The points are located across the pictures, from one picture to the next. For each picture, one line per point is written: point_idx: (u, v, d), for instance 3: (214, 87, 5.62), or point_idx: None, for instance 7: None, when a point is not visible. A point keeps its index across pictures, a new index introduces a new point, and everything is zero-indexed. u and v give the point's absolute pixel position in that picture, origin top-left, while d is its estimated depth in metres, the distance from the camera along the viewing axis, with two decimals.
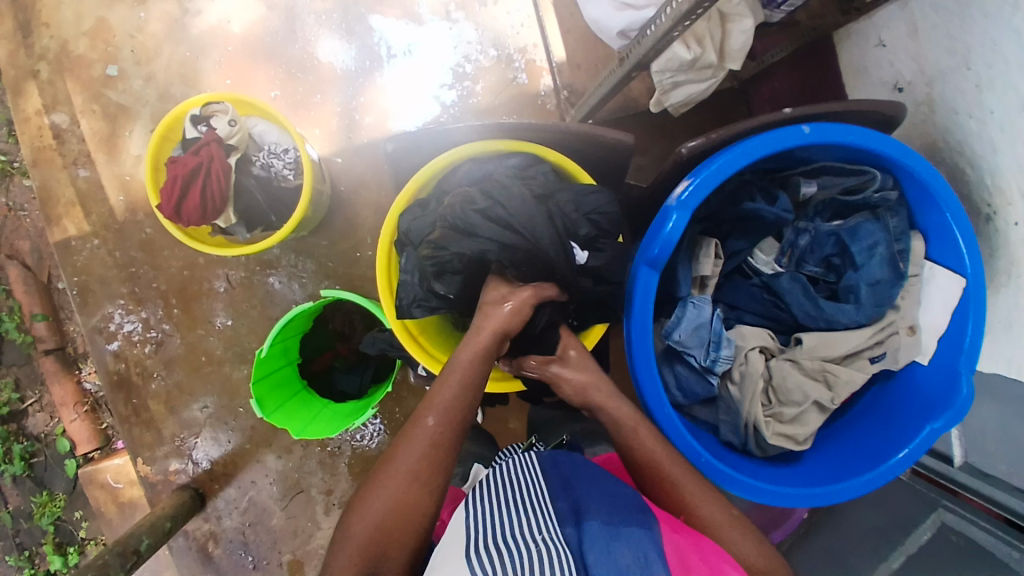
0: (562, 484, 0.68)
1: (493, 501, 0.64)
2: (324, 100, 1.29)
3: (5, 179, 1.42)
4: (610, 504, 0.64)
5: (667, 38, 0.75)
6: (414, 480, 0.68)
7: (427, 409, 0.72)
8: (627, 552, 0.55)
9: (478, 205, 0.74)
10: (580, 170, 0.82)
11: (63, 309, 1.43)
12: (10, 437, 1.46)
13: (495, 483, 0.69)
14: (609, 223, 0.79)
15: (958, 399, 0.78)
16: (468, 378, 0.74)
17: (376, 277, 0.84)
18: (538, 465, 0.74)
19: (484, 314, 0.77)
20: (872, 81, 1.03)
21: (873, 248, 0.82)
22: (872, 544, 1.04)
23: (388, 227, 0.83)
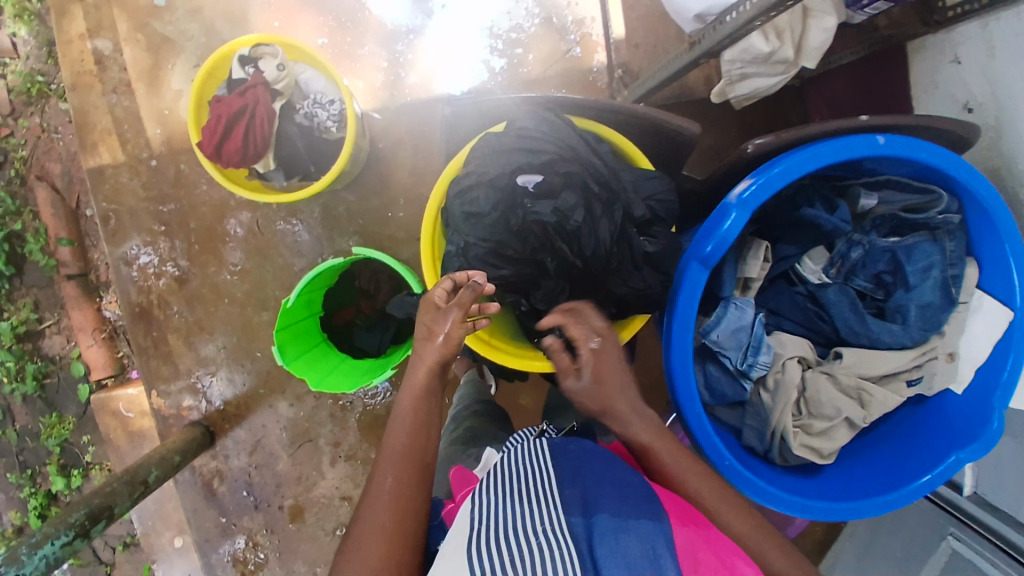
0: (573, 469, 0.66)
1: (501, 483, 0.62)
2: (372, 54, 1.26)
3: (41, 100, 1.40)
4: (621, 497, 0.60)
5: (748, 28, 0.72)
6: (389, 523, 0.63)
7: (384, 466, 0.68)
8: (637, 545, 0.53)
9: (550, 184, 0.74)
10: (640, 155, 0.80)
11: (89, 236, 1.43)
12: (25, 356, 1.47)
13: (505, 465, 0.66)
14: (662, 211, 0.77)
15: (988, 432, 0.78)
16: (421, 416, 0.73)
17: (418, 242, 0.80)
18: (546, 450, 0.69)
19: (439, 339, 0.75)
20: (940, 98, 0.99)
21: (927, 270, 0.80)
22: None
23: (436, 193, 0.80)
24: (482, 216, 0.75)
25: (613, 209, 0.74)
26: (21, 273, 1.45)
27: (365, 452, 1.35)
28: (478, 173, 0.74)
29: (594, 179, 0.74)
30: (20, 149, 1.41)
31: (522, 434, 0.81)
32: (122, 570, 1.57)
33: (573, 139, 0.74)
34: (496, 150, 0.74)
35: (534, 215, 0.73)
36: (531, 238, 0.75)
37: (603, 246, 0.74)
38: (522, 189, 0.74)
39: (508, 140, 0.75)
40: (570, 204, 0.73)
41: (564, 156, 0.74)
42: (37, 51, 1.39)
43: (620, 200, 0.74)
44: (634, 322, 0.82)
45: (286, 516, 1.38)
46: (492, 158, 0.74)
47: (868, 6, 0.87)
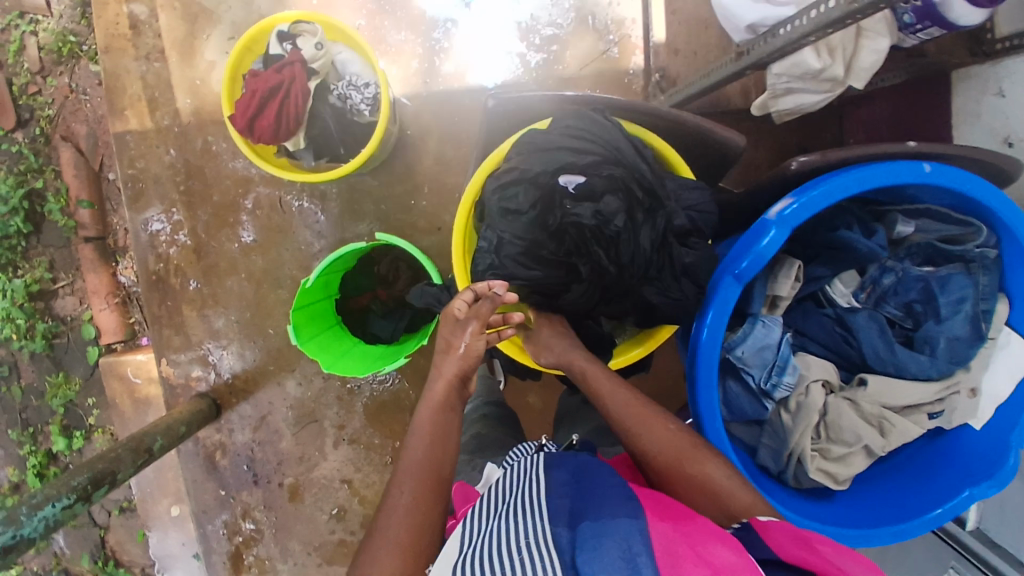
0: (561, 479, 0.65)
1: (492, 512, 0.61)
2: (408, 39, 1.25)
3: (72, 61, 1.40)
4: (606, 502, 0.59)
5: (801, 42, 0.71)
6: (403, 542, 0.61)
7: (401, 477, 0.67)
8: (614, 547, 0.51)
9: (593, 186, 0.74)
10: (683, 165, 0.79)
11: (109, 200, 1.43)
12: (36, 314, 1.47)
13: (498, 491, 0.66)
14: (698, 221, 0.77)
15: (1003, 470, 0.77)
16: (441, 428, 0.72)
17: (452, 231, 0.81)
18: (542, 464, 0.68)
19: (457, 352, 0.77)
20: (980, 131, 0.98)
21: (959, 303, 0.79)
22: None
23: (474, 183, 0.80)
24: (520, 213, 0.76)
25: (652, 217, 0.74)
26: (39, 232, 1.45)
27: (369, 437, 1.35)
28: (521, 168, 0.74)
29: (637, 185, 0.74)
30: (47, 108, 1.41)
31: (519, 450, 0.80)
32: (116, 535, 1.57)
33: (620, 142, 0.74)
34: (541, 147, 0.74)
35: (573, 217, 0.74)
36: (567, 239, 0.75)
37: (643, 253, 0.74)
38: (563, 189, 0.75)
39: (554, 138, 0.74)
40: (611, 208, 0.72)
41: (609, 159, 0.74)
42: (71, 11, 1.38)
43: (660, 209, 0.74)
44: (662, 331, 0.83)
45: (285, 494, 1.38)
46: (536, 154, 0.74)
47: (920, 31, 0.83)
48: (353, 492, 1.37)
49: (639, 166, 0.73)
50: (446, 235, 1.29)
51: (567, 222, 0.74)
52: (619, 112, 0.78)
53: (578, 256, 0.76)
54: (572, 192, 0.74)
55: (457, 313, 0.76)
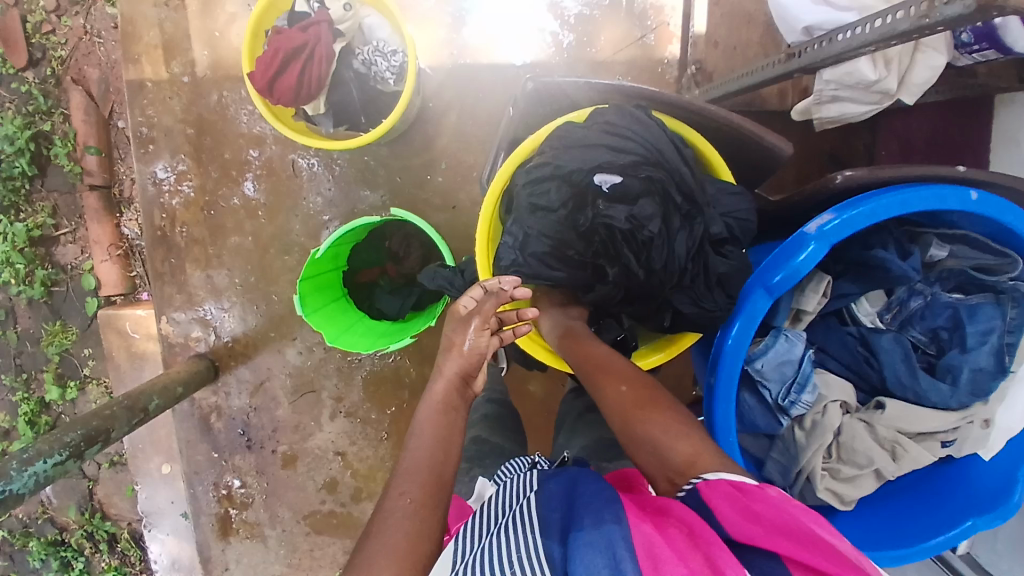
0: (550, 489, 0.63)
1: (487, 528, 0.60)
2: (439, 7, 1.20)
3: (89, 2, 1.35)
4: (592, 505, 0.57)
5: (858, 51, 0.68)
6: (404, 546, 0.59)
7: (403, 479, 0.65)
8: (597, 556, 0.49)
9: (629, 187, 0.72)
10: (722, 164, 0.77)
11: (118, 149, 1.39)
12: (36, 260, 1.44)
13: (491, 507, 0.64)
14: (737, 228, 0.76)
15: (1007, 504, 0.76)
16: (445, 429, 0.71)
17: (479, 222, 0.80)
18: (534, 479, 0.68)
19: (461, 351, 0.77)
20: (1022, 158, 0.95)
21: (986, 335, 0.77)
22: None
23: (504, 173, 0.79)
24: (551, 209, 0.76)
25: (689, 221, 0.73)
26: (44, 175, 1.41)
27: (366, 412, 1.34)
28: (555, 164, 0.74)
29: (675, 189, 0.73)
30: (59, 48, 1.36)
31: (511, 465, 0.79)
32: (105, 487, 1.57)
33: (662, 143, 0.72)
34: (578, 144, 0.73)
35: (605, 218, 0.73)
36: (597, 240, 0.76)
37: (677, 260, 0.73)
38: (598, 188, 0.74)
39: (594, 134, 0.73)
40: (646, 212, 0.71)
41: (648, 159, 0.72)
42: None
43: (699, 214, 0.73)
44: (683, 338, 0.82)
45: (278, 461, 1.37)
46: (573, 151, 0.73)
47: (976, 52, 0.82)
48: (346, 464, 1.36)
49: (681, 169, 0.72)
50: (459, 214, 1.25)
51: (599, 222, 0.75)
52: (659, 108, 0.76)
53: (606, 256, 0.77)
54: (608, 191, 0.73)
55: (463, 310, 0.78)
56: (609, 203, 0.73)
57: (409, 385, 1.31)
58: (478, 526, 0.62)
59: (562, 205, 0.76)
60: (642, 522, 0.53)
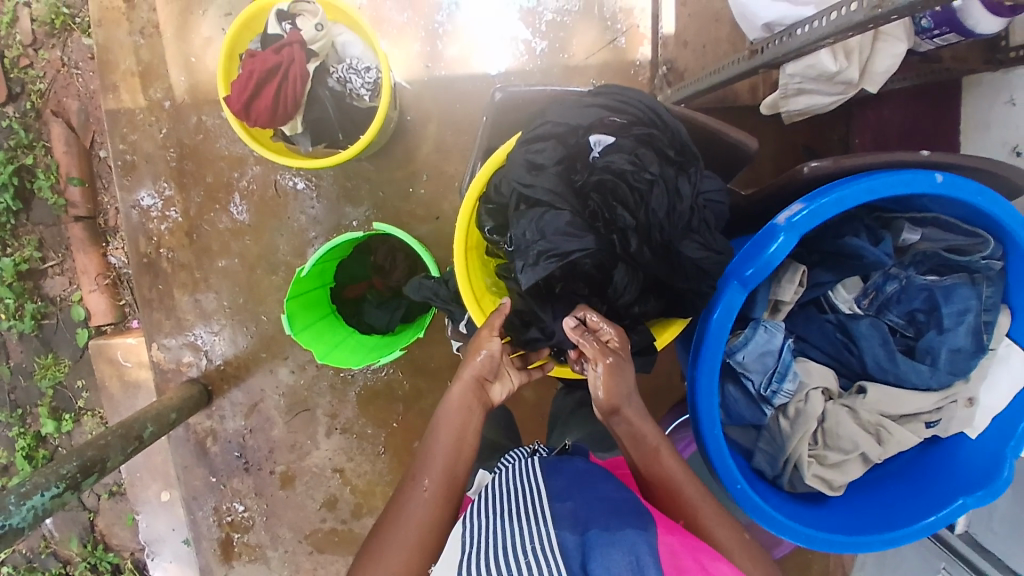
0: (558, 487, 0.69)
1: (490, 513, 0.65)
2: (411, 22, 1.22)
3: (65, 34, 1.36)
4: (606, 513, 0.64)
5: (817, 44, 0.70)
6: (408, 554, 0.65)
7: (423, 470, 0.71)
8: (621, 556, 0.56)
9: (628, 143, 0.71)
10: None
11: (101, 178, 1.40)
12: (25, 294, 1.44)
13: (495, 497, 0.69)
14: (718, 214, 0.76)
15: (997, 481, 0.77)
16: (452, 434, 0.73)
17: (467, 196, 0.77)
18: (537, 475, 0.73)
19: (482, 355, 0.75)
20: (990, 139, 0.96)
21: (963, 315, 0.78)
22: None
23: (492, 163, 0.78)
24: (549, 166, 0.73)
25: (685, 174, 0.72)
26: (28, 209, 1.42)
27: (362, 427, 1.34)
28: (553, 121, 0.73)
29: (669, 144, 0.72)
30: (38, 82, 1.37)
31: (513, 454, 0.83)
32: (106, 518, 1.56)
33: (653, 104, 0.73)
34: (573, 107, 0.74)
35: (603, 171, 0.71)
36: (593, 200, 0.72)
37: (682, 206, 0.71)
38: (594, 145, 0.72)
39: (587, 100, 0.75)
40: (645, 160, 0.70)
41: (641, 121, 0.73)
42: None
43: (692, 164, 0.73)
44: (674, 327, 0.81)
45: (277, 482, 1.37)
46: (570, 111, 0.73)
47: (937, 37, 0.84)
48: (345, 481, 1.36)
49: (673, 123, 0.72)
50: (444, 224, 1.27)
51: (595, 179, 0.71)
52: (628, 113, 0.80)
53: (602, 220, 0.72)
54: (604, 148, 0.72)
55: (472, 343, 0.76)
56: (606, 159, 0.71)
57: (404, 398, 1.32)
58: (485, 508, 0.66)
59: (559, 164, 0.73)
60: (670, 535, 0.62)
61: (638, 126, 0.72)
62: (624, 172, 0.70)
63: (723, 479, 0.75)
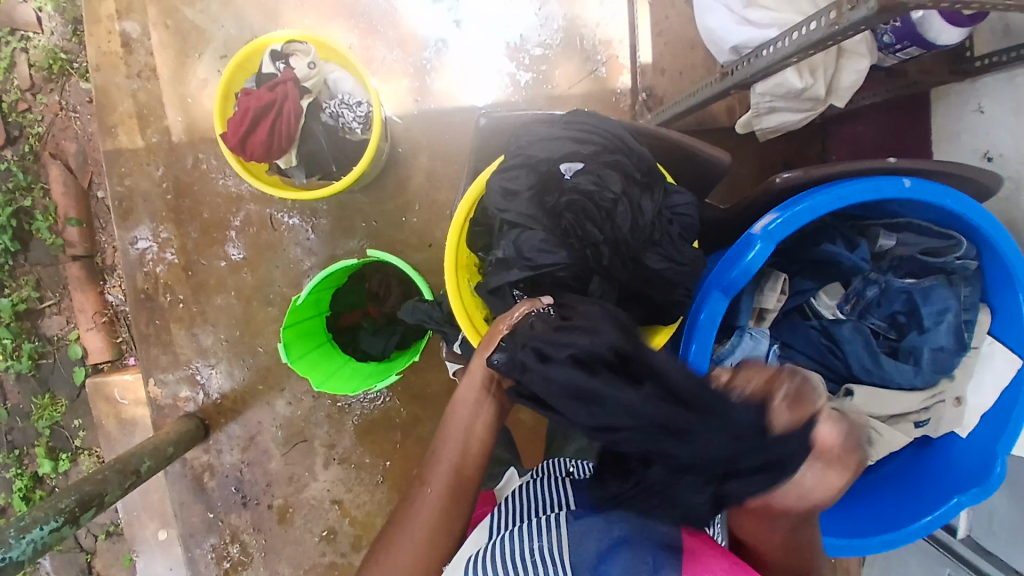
0: (572, 495, 0.72)
1: (508, 526, 0.70)
2: (399, 58, 1.27)
3: (63, 78, 1.40)
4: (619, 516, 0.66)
5: (784, 63, 0.74)
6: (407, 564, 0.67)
7: (437, 470, 0.72)
8: (635, 556, 0.59)
9: (599, 171, 0.74)
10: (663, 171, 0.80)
11: (98, 218, 1.43)
12: (22, 334, 1.45)
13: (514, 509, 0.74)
14: (683, 227, 0.76)
15: (990, 477, 0.78)
16: (467, 451, 0.73)
17: (451, 227, 0.81)
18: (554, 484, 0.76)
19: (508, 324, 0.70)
20: (961, 147, 1.00)
21: (942, 314, 0.81)
22: None
23: (476, 188, 0.81)
24: (523, 193, 0.75)
25: (650, 193, 0.75)
26: (26, 250, 1.44)
27: (360, 456, 1.34)
28: (526, 153, 0.75)
29: (636, 167, 0.75)
30: (36, 125, 1.41)
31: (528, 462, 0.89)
32: (102, 560, 1.54)
33: (620, 131, 0.75)
34: (542, 137, 0.76)
35: (572, 192, 0.74)
36: (566, 218, 0.74)
37: (643, 220, 0.74)
38: (560, 172, 0.75)
39: (558, 129, 0.76)
40: (608, 180, 0.73)
41: (609, 147, 0.75)
42: (62, 28, 1.39)
43: (658, 184, 0.75)
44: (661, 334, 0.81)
45: (274, 516, 1.36)
46: (541, 142, 0.75)
47: (899, 50, 0.88)
48: (344, 512, 1.35)
49: (638, 148, 0.74)
50: (436, 251, 1.29)
51: (565, 203, 0.74)
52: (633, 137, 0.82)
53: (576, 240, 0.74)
54: (568, 175, 0.75)
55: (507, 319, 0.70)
56: (574, 185, 0.74)
57: (401, 425, 1.32)
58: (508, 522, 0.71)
59: (532, 191, 0.75)
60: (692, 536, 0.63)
61: (606, 151, 0.74)
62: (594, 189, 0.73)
63: None
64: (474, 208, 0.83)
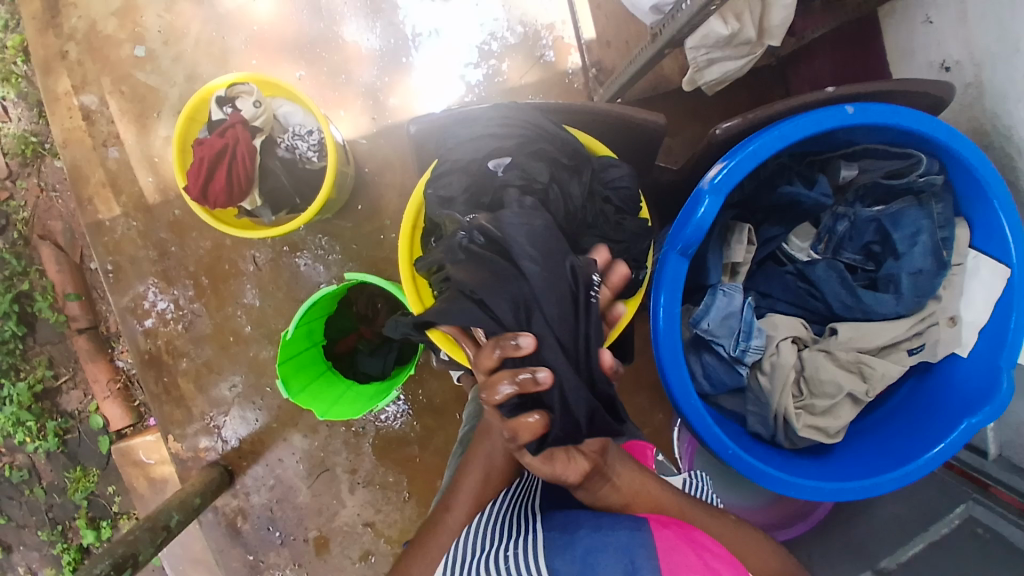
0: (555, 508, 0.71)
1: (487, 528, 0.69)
2: (350, 81, 1.28)
3: (37, 160, 1.45)
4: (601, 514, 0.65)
5: (703, 13, 0.73)
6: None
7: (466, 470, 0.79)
8: (613, 560, 0.57)
9: (527, 161, 0.74)
10: (598, 143, 0.80)
11: (96, 289, 1.46)
12: (45, 414, 1.50)
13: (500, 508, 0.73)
14: (622, 199, 0.77)
15: (998, 395, 0.75)
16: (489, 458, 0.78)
17: (399, 238, 0.82)
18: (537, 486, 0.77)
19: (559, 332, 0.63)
20: (917, 63, 0.97)
21: (915, 237, 0.79)
22: (897, 536, 0.97)
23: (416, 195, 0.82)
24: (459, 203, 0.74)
25: (579, 176, 0.76)
26: (34, 331, 1.49)
27: (383, 476, 1.35)
28: (452, 158, 0.75)
29: (561, 152, 0.76)
30: (21, 211, 1.45)
31: None
32: None
33: (539, 118, 0.76)
34: (466, 139, 0.75)
35: (503, 190, 0.75)
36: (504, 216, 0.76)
37: (574, 204, 0.75)
38: (486, 170, 0.75)
39: (479, 127, 0.76)
40: (535, 171, 0.74)
41: (532, 136, 0.75)
42: (28, 112, 1.44)
43: (586, 166, 0.76)
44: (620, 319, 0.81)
45: (312, 548, 1.37)
46: (464, 145, 0.75)
47: None
48: (378, 534, 1.36)
49: (559, 132, 0.75)
50: None
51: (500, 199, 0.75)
52: (560, 118, 0.80)
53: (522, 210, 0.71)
54: (492, 171, 0.75)
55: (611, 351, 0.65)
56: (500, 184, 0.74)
57: (416, 439, 1.33)
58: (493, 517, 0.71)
59: (467, 196, 0.75)
60: (666, 528, 0.61)
61: (529, 140, 0.75)
62: (524, 179, 0.73)
63: (714, 448, 0.76)
64: (422, 216, 0.84)
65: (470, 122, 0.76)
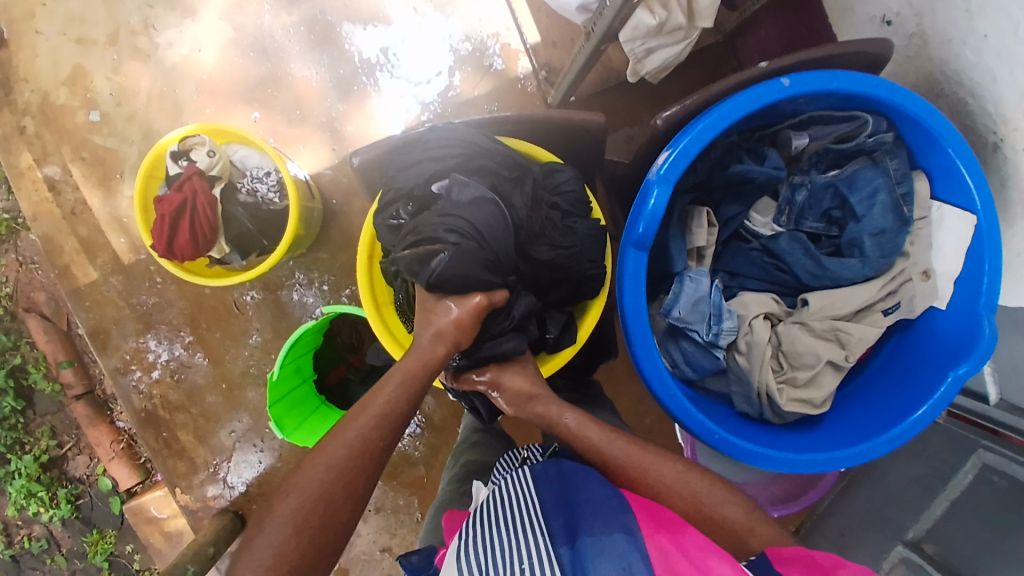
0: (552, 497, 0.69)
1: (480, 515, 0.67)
2: (305, 115, 1.28)
3: (12, 235, 1.45)
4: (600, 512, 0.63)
5: (629, 6, 0.73)
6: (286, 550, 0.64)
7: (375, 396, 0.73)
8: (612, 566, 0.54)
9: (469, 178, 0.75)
10: (538, 151, 0.82)
11: (87, 353, 1.47)
12: (54, 483, 1.51)
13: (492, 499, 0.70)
14: (571, 202, 0.80)
15: (981, 343, 0.74)
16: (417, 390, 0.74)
17: (358, 276, 0.84)
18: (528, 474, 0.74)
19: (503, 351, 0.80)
20: (859, 19, 0.96)
21: (873, 196, 0.79)
22: (912, 497, 0.97)
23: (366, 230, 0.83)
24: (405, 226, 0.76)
25: (522, 186, 0.78)
26: (32, 404, 1.50)
27: (393, 500, 1.35)
28: (394, 187, 0.77)
29: (501, 165, 0.77)
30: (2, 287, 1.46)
31: (506, 465, 0.88)
32: None
33: (475, 135, 0.77)
34: (408, 165, 0.77)
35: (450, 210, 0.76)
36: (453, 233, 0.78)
37: (520, 214, 0.77)
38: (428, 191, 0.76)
39: (417, 152, 0.77)
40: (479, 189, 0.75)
41: (471, 154, 0.77)
42: None
43: (528, 176, 0.79)
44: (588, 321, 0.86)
45: None
46: (406, 172, 0.77)
47: None
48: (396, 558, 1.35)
49: (495, 146, 0.77)
50: None
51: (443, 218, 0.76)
52: (494, 131, 0.81)
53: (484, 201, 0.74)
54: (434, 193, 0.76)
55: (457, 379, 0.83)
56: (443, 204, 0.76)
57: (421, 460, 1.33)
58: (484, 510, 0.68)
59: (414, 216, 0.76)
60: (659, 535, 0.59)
61: (468, 157, 0.76)
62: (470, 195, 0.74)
63: (701, 436, 0.75)
64: (377, 248, 0.86)
65: (407, 148, 0.77)
